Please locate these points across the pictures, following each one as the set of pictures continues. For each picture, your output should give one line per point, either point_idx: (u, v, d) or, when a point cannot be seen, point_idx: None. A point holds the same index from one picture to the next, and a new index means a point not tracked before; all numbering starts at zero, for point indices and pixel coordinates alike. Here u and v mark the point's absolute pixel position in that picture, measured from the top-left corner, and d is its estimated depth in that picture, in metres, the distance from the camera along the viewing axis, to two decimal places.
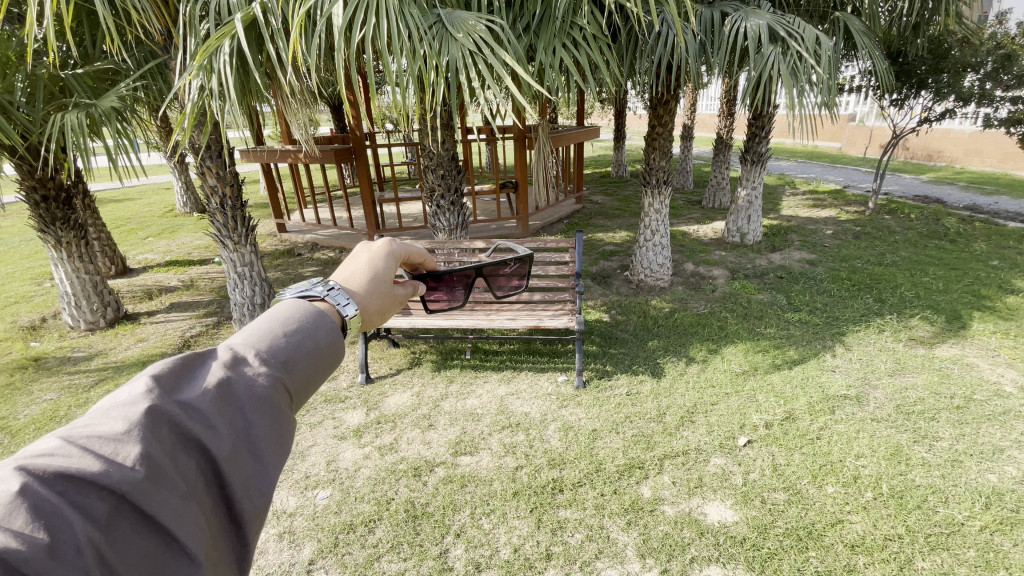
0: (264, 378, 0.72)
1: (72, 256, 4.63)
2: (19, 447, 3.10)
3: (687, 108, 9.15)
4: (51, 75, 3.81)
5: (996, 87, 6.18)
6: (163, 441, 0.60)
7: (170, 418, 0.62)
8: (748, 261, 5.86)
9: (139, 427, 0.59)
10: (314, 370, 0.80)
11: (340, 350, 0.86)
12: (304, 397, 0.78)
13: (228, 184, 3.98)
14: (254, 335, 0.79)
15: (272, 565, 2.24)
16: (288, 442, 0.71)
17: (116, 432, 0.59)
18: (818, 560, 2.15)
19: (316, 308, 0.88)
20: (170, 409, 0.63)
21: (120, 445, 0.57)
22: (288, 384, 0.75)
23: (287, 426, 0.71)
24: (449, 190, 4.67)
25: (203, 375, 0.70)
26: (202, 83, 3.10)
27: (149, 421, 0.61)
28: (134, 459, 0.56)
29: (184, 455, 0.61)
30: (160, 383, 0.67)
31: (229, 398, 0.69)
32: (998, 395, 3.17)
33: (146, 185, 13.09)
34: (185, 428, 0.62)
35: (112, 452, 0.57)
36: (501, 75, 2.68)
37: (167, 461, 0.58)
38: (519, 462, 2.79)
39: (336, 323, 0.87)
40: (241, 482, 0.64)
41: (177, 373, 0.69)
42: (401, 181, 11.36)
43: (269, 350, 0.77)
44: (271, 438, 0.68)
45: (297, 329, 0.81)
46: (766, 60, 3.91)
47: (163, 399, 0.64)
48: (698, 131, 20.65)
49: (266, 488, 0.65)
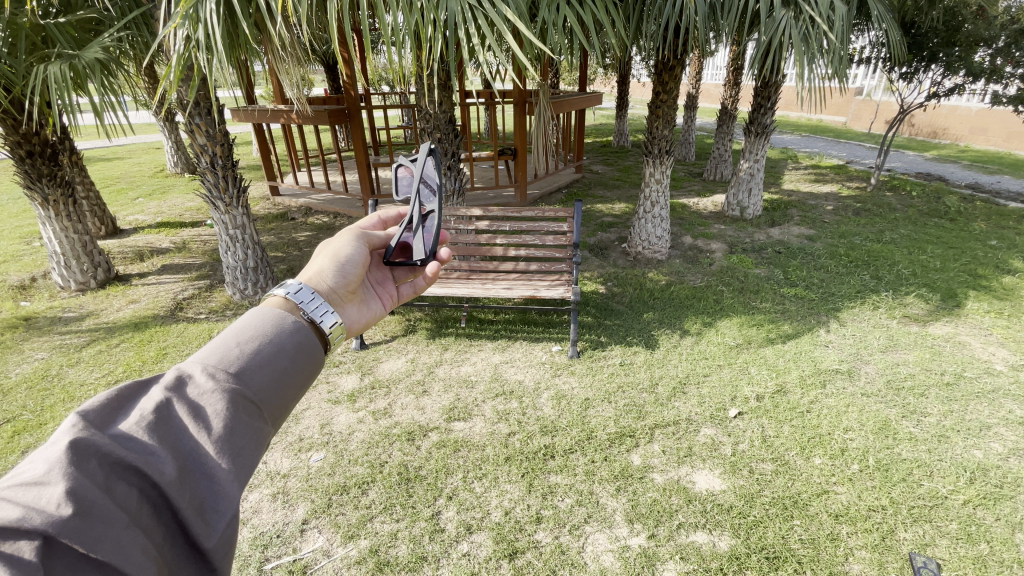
0: (212, 394, 0.75)
1: (60, 215, 4.53)
2: (12, 406, 3.09)
3: (693, 76, 8.90)
4: (32, 24, 3.63)
5: (1007, 62, 6.06)
6: (94, 475, 0.62)
7: (99, 451, 0.64)
8: (747, 235, 5.82)
9: (63, 465, 0.61)
10: (274, 376, 0.82)
11: (306, 348, 0.89)
12: (267, 404, 0.81)
13: (218, 144, 3.86)
14: (203, 352, 0.82)
15: (267, 524, 2.28)
16: (247, 455, 0.74)
17: (38, 475, 0.60)
18: (802, 529, 2.20)
19: (271, 314, 0.90)
20: (98, 441, 0.65)
21: (44, 486, 0.59)
22: (245, 393, 0.78)
23: (244, 437, 0.74)
24: (446, 154, 4.55)
25: (143, 403, 0.72)
26: (187, 34, 2.93)
27: (75, 457, 0.62)
28: (58, 499, 0.58)
29: (121, 486, 0.63)
30: (90, 418, 0.69)
31: (168, 424, 0.71)
32: (988, 373, 3.21)
33: (134, 144, 12.71)
34: (117, 459, 0.65)
35: (35, 495, 0.58)
36: (502, 33, 2.47)
37: (100, 495, 0.60)
38: (512, 429, 2.81)
39: (295, 323, 0.90)
40: (192, 504, 0.66)
41: (110, 407, 0.71)
42: (397, 145, 11.11)
43: (220, 363, 0.79)
44: (222, 455, 0.71)
45: (249, 339, 0.84)
46: (777, 23, 3.83)
47: (92, 432, 0.66)
48: (700, 101, 20.24)
49: (222, 506, 0.68)
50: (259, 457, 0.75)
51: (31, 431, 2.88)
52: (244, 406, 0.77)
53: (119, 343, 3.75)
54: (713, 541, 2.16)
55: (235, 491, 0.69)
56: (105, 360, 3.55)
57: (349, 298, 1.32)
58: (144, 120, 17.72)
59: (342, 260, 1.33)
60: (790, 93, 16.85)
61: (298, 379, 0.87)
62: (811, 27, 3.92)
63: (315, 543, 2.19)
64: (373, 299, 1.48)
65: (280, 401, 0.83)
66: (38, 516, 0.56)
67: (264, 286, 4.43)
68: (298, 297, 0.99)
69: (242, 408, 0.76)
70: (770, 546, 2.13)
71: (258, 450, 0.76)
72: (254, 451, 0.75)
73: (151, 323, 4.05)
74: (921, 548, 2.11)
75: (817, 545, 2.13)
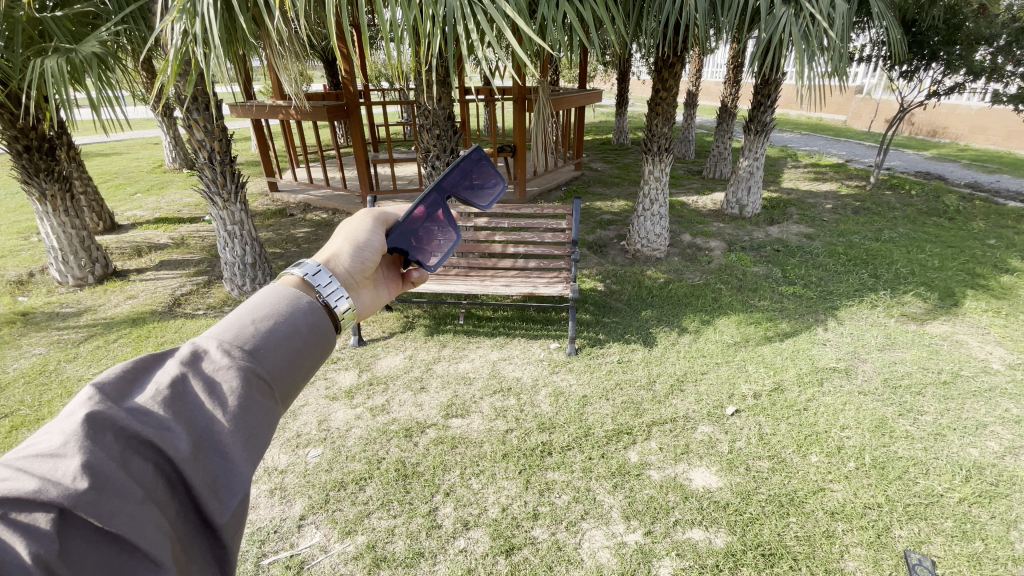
0: (227, 370, 0.74)
1: (57, 211, 4.51)
2: (8, 402, 3.08)
3: (692, 74, 8.88)
4: (29, 18, 3.61)
5: (1007, 61, 6.06)
6: (109, 449, 0.62)
7: (115, 424, 0.64)
8: (746, 233, 5.81)
9: (79, 438, 0.61)
10: (289, 355, 0.81)
11: (321, 329, 0.86)
12: (280, 383, 0.80)
13: (217, 138, 3.85)
14: (218, 329, 0.81)
15: (264, 519, 2.28)
16: (259, 434, 0.73)
17: (54, 447, 0.60)
18: (797, 526, 2.21)
19: (286, 291, 0.88)
20: (114, 414, 0.65)
21: (60, 459, 0.59)
22: (261, 370, 0.77)
23: (258, 415, 0.74)
24: (444, 151, 4.55)
25: (159, 377, 0.72)
26: (185, 28, 2.91)
27: (91, 431, 0.62)
28: (74, 472, 0.58)
29: (136, 460, 0.63)
30: (106, 391, 0.68)
31: (184, 399, 0.71)
32: (985, 371, 3.22)
33: (133, 139, 12.64)
34: (132, 433, 0.64)
35: (51, 468, 0.58)
36: (502, 29, 2.44)
37: (114, 469, 0.60)
38: (509, 426, 2.81)
39: (309, 303, 0.87)
40: (206, 481, 0.66)
41: (125, 380, 0.71)
42: (396, 142, 11.09)
43: (236, 339, 0.78)
44: (238, 433, 0.70)
45: (264, 316, 0.82)
46: (778, 20, 3.82)
47: (108, 405, 0.66)
48: (703, 100, 20.21)
49: (236, 486, 0.68)
50: (272, 436, 0.75)
51: (28, 426, 2.88)
52: (259, 384, 0.76)
53: (117, 339, 3.74)
54: (709, 538, 2.16)
55: (249, 470, 0.68)
56: (102, 356, 3.54)
57: (363, 283, 1.29)
58: (142, 116, 17.59)
59: (360, 243, 1.30)
60: (790, 91, 16.83)
61: (313, 360, 0.86)
62: (812, 25, 3.91)
63: (311, 539, 2.19)
64: (385, 286, 1.44)
65: (293, 382, 0.82)
66: (54, 488, 0.56)
67: (262, 282, 4.42)
68: (316, 279, 0.99)
69: (257, 386, 0.75)
70: (766, 543, 2.13)
71: (270, 430, 0.75)
72: (268, 429, 0.74)
73: (149, 318, 4.05)
74: (916, 546, 2.11)
75: (813, 542, 2.14)
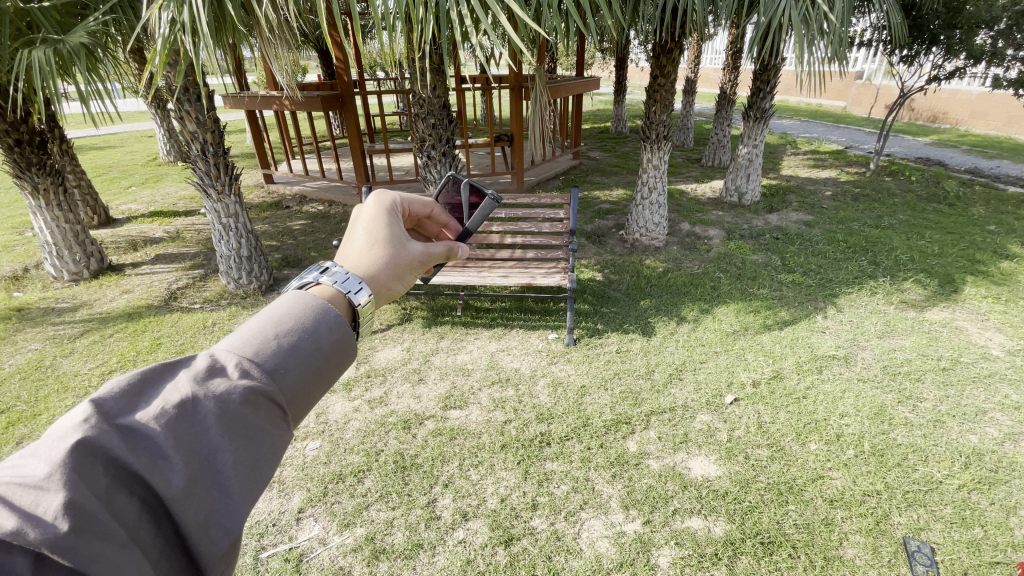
0: (235, 393, 0.70)
1: (50, 205, 4.45)
2: (4, 398, 3.06)
3: (692, 60, 8.74)
4: (16, 9, 3.51)
5: (1008, 45, 5.94)
6: (96, 482, 0.58)
7: (107, 453, 0.60)
8: (745, 221, 5.78)
9: (66, 470, 0.56)
10: (306, 374, 0.78)
11: (344, 345, 0.83)
12: (291, 406, 0.76)
13: (209, 131, 3.79)
14: (235, 341, 0.77)
15: (262, 513, 2.28)
16: (261, 466, 0.70)
17: (38, 478, 0.56)
18: (796, 514, 2.21)
19: (312, 302, 0.85)
20: (109, 442, 0.60)
21: (44, 492, 0.55)
22: (273, 392, 0.74)
23: (261, 445, 0.70)
24: (440, 140, 4.52)
25: (164, 395, 0.68)
26: (172, 16, 2.80)
27: (82, 460, 0.58)
28: (57, 510, 0.53)
29: (122, 496, 0.59)
30: (105, 409, 0.64)
31: (187, 422, 0.66)
32: (984, 358, 3.21)
33: (126, 133, 12.50)
34: (123, 464, 0.60)
35: (33, 502, 0.54)
36: (496, 13, 2.30)
37: (99, 507, 0.56)
38: (508, 416, 2.81)
39: (337, 316, 0.85)
40: (195, 519, 0.62)
41: (126, 397, 0.67)
42: (392, 132, 10.99)
43: (254, 357, 0.75)
44: (239, 465, 0.67)
45: (287, 331, 0.79)
46: (777, 4, 3.70)
47: (103, 430, 0.61)
48: (700, 87, 20.13)
49: (229, 526, 0.64)
50: (274, 467, 0.71)
51: (26, 422, 2.86)
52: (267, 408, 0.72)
53: (114, 334, 3.72)
54: (708, 527, 2.16)
55: (243, 509, 0.65)
56: (99, 350, 3.53)
57: None
58: (133, 108, 17.44)
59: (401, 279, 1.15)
60: (789, 77, 16.67)
61: (331, 378, 0.82)
62: (812, 9, 3.82)
63: (310, 531, 2.19)
64: None
65: (305, 404, 0.79)
66: (34, 529, 0.52)
67: (259, 276, 4.37)
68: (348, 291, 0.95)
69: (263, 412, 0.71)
70: (765, 531, 2.14)
71: (272, 460, 0.72)
72: (271, 461, 0.71)
73: (145, 313, 4.02)
74: (914, 533, 2.12)
75: (811, 530, 2.14)
